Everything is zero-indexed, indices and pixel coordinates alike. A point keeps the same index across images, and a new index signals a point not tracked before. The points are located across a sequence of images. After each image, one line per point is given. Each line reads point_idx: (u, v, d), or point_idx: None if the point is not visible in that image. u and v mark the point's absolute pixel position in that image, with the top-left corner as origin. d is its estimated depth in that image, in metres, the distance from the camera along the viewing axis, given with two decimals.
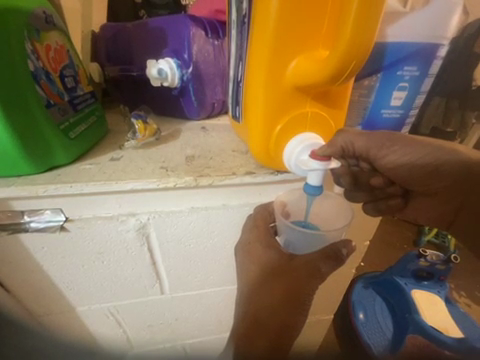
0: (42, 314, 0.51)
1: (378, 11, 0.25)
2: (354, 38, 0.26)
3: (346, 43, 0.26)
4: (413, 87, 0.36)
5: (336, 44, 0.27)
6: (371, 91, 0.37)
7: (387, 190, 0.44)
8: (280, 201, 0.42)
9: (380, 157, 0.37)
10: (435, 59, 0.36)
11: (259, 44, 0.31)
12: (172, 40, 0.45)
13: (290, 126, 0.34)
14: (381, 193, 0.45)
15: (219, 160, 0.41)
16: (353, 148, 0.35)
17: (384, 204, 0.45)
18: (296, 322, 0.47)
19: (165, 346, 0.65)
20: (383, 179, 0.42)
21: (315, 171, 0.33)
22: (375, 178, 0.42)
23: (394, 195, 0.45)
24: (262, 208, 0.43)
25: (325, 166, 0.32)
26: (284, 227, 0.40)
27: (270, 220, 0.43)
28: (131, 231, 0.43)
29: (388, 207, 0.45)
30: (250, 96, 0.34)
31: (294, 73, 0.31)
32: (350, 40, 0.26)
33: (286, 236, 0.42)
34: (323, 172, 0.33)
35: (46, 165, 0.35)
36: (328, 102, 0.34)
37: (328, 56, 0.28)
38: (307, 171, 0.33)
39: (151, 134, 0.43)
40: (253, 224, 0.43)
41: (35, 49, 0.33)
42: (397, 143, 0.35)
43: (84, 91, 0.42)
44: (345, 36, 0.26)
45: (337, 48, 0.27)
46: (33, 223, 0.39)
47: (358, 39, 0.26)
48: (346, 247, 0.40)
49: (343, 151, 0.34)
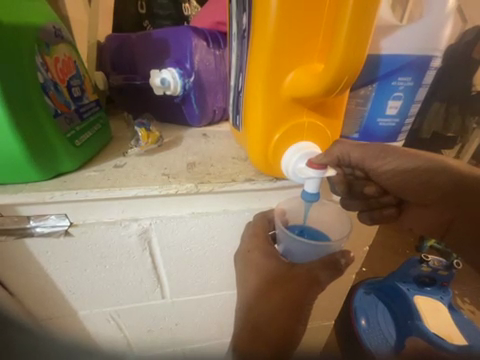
0: (45, 318, 0.52)
1: (369, 29, 0.27)
2: (346, 54, 0.27)
3: (339, 59, 0.28)
4: (408, 96, 0.37)
5: (329, 59, 0.29)
6: (367, 100, 0.38)
7: (381, 199, 0.44)
8: (281, 209, 0.42)
9: (375, 167, 0.38)
10: (429, 70, 0.37)
11: (258, 58, 0.32)
12: (175, 50, 0.47)
13: (288, 134, 0.35)
14: (376, 202, 0.45)
15: (220, 166, 0.42)
16: (348, 158, 0.37)
17: (378, 213, 0.46)
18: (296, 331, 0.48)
19: (165, 351, 0.65)
20: (374, 187, 0.43)
21: (312, 179, 0.34)
22: (368, 187, 0.43)
23: (388, 205, 0.45)
24: (262, 215, 0.44)
25: (321, 175, 0.33)
26: (284, 236, 0.41)
27: (269, 228, 0.44)
28: (133, 236, 0.44)
29: (382, 216, 0.46)
30: (249, 106, 0.35)
31: (291, 85, 0.32)
32: (343, 54, 0.27)
33: (285, 244, 0.42)
34: (320, 180, 0.34)
35: (52, 171, 0.37)
36: (325, 112, 0.35)
37: (323, 70, 0.29)
38: (304, 179, 0.34)
39: (153, 141, 0.44)
40: (252, 232, 0.44)
41: (45, 62, 0.35)
42: (391, 155, 0.36)
43: (89, 100, 0.43)
44: (338, 52, 0.28)
45: (331, 63, 0.28)
46: (38, 228, 0.40)
47: (351, 55, 0.27)
48: (345, 257, 0.41)
49: (338, 160, 0.36)
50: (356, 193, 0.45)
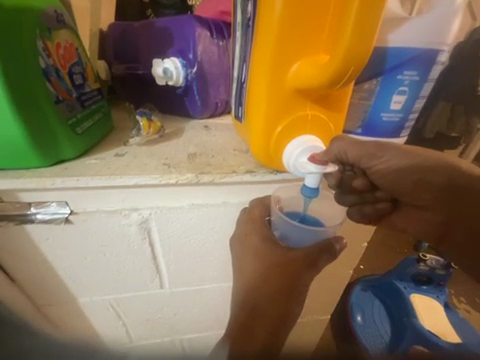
0: (45, 305, 0.53)
1: (377, 19, 0.26)
2: (353, 44, 0.27)
3: (345, 49, 0.27)
4: (413, 91, 0.37)
5: (335, 50, 0.28)
6: (371, 94, 0.38)
7: (376, 194, 0.44)
8: (277, 196, 0.42)
9: (371, 165, 0.38)
10: (435, 64, 0.36)
11: (263, 48, 0.31)
12: (179, 40, 0.47)
13: (291, 127, 0.34)
14: (370, 196, 0.44)
15: (221, 158, 0.42)
16: (347, 157, 0.36)
17: (371, 207, 0.45)
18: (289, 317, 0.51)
19: (163, 340, 0.66)
20: (364, 181, 0.41)
21: (312, 174, 0.33)
22: (358, 181, 0.42)
23: (382, 200, 0.44)
24: (258, 201, 0.43)
25: (322, 170, 0.33)
26: (282, 222, 0.41)
27: (265, 214, 0.43)
28: (133, 226, 0.44)
29: (376, 211, 0.45)
30: (252, 98, 0.35)
31: (295, 77, 0.31)
32: (350, 45, 0.27)
33: (283, 230, 0.42)
34: (320, 176, 0.34)
35: (53, 158, 0.37)
36: (329, 105, 0.35)
37: (328, 61, 0.29)
38: (306, 174, 0.34)
39: (154, 131, 0.44)
40: (249, 216, 0.44)
41: (46, 47, 0.35)
42: (388, 152, 0.36)
43: (91, 88, 0.42)
44: (344, 42, 0.27)
45: (336, 54, 0.28)
46: (39, 215, 0.40)
47: (358, 45, 0.27)
48: (339, 243, 0.43)
49: (337, 159, 0.35)
50: (347, 189, 0.44)
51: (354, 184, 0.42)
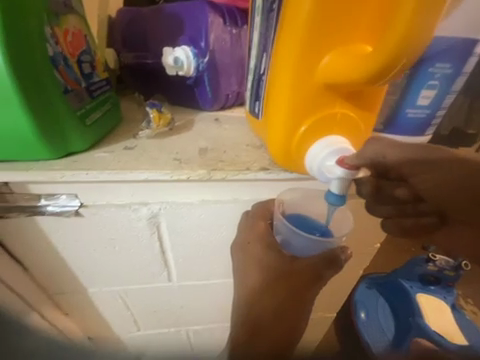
0: (56, 293, 0.54)
1: (431, 10, 0.24)
2: (402, 37, 0.25)
3: (394, 43, 0.25)
4: (444, 85, 0.34)
5: (382, 43, 0.26)
6: (396, 89, 0.35)
7: (419, 207, 0.41)
8: (281, 201, 0.41)
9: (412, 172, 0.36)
10: (471, 56, 0.33)
11: (292, 36, 0.29)
12: (190, 27, 0.45)
13: (317, 126, 0.32)
14: (411, 208, 0.41)
15: (233, 154, 0.40)
16: (384, 159, 0.35)
17: (413, 220, 0.43)
18: (294, 310, 0.54)
19: (169, 331, 0.67)
20: (408, 192, 0.39)
21: (336, 179, 0.32)
22: (399, 190, 0.39)
23: (426, 213, 0.41)
24: (262, 205, 0.43)
25: (348, 175, 0.31)
26: (285, 228, 0.41)
27: (268, 217, 0.43)
28: (142, 220, 0.43)
29: (417, 224, 0.43)
30: (274, 92, 0.32)
31: (327, 70, 0.29)
32: (396, 38, 0.25)
33: (286, 237, 0.42)
34: (347, 181, 0.32)
35: (62, 150, 0.36)
36: (359, 102, 0.32)
37: (369, 55, 0.27)
38: (330, 179, 0.32)
39: (165, 124, 0.43)
40: (251, 222, 0.43)
41: (54, 33, 0.33)
42: (434, 160, 0.36)
43: (100, 78, 0.40)
44: (393, 35, 0.25)
45: (382, 48, 0.26)
46: (49, 207, 0.40)
47: (407, 37, 0.25)
48: (344, 253, 0.43)
49: (371, 162, 0.34)
50: (386, 197, 0.41)
51: (394, 193, 0.39)
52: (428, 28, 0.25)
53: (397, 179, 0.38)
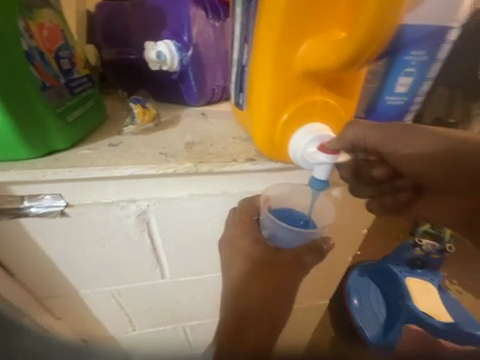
0: (46, 297, 0.53)
1: None
2: (372, 22, 0.26)
3: (365, 27, 0.26)
4: (420, 72, 0.35)
5: (354, 28, 0.27)
6: (376, 77, 0.36)
7: (395, 183, 0.43)
8: (266, 196, 0.42)
9: (394, 151, 0.37)
10: (444, 44, 0.34)
11: (270, 25, 0.29)
12: (172, 20, 0.44)
13: (298, 114, 0.33)
14: (389, 186, 0.44)
15: (220, 146, 0.40)
16: (365, 142, 0.35)
17: (392, 197, 0.45)
18: (280, 302, 0.55)
19: (166, 328, 0.67)
20: (385, 170, 0.41)
21: (322, 165, 0.33)
22: (376, 169, 0.41)
23: (403, 189, 0.44)
24: (247, 201, 0.44)
25: (332, 160, 0.32)
26: (271, 222, 0.42)
27: (254, 213, 0.44)
28: (131, 218, 0.43)
29: (396, 201, 0.45)
30: (256, 82, 0.33)
31: (305, 58, 0.30)
32: (367, 23, 0.26)
33: (272, 231, 0.43)
34: (330, 166, 0.33)
35: (44, 148, 0.35)
36: (338, 90, 0.33)
37: (343, 41, 0.28)
38: (314, 164, 0.33)
39: (150, 119, 0.42)
40: (238, 218, 0.44)
41: (28, 27, 0.33)
42: (410, 135, 0.36)
43: (81, 74, 0.39)
44: (363, 20, 0.26)
45: (354, 33, 0.27)
46: (33, 208, 0.39)
47: (378, 22, 0.26)
48: (327, 243, 0.45)
49: (353, 145, 0.34)
50: (366, 178, 0.44)
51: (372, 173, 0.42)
52: (396, 12, 0.26)
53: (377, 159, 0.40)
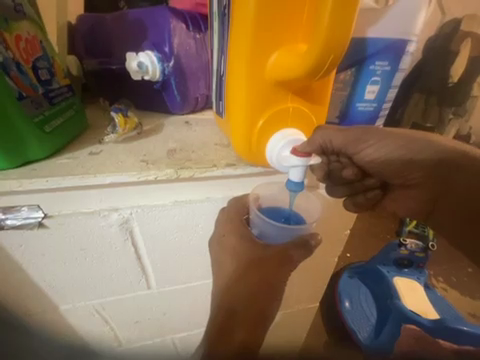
0: (23, 315, 0.50)
1: (352, 9, 0.27)
2: (329, 33, 0.27)
3: (322, 39, 0.28)
4: (385, 81, 0.38)
5: (313, 40, 0.29)
6: (346, 85, 0.39)
7: (365, 182, 0.46)
8: (255, 194, 0.42)
9: (357, 150, 0.39)
10: (405, 55, 0.37)
11: (240, 38, 0.31)
12: (153, 32, 0.45)
13: (273, 120, 0.34)
14: (359, 185, 0.46)
15: (202, 153, 0.41)
16: (332, 145, 0.37)
17: (363, 197, 0.47)
18: (266, 303, 0.56)
19: (154, 342, 0.64)
20: (354, 171, 0.43)
21: (297, 167, 0.34)
22: (346, 170, 0.43)
23: (372, 187, 0.47)
24: (236, 201, 0.44)
25: (305, 162, 0.34)
26: (258, 220, 0.41)
27: (243, 213, 0.45)
28: (114, 227, 0.42)
29: (367, 199, 0.48)
30: (231, 91, 0.35)
31: (274, 68, 0.32)
32: (325, 35, 0.28)
33: (261, 228, 0.42)
34: (305, 168, 0.34)
35: (20, 158, 0.35)
36: (310, 97, 0.35)
37: (306, 51, 0.30)
38: (289, 167, 0.34)
39: (131, 128, 0.42)
40: (227, 216, 0.45)
41: (3, 38, 0.32)
42: (374, 137, 0.38)
43: (60, 84, 0.40)
44: (321, 32, 0.28)
45: (314, 44, 0.29)
46: (9, 220, 0.38)
47: (334, 34, 0.28)
48: (314, 238, 0.43)
49: (321, 148, 0.36)
50: (337, 179, 0.46)
51: (343, 174, 0.44)
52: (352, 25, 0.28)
53: (346, 161, 0.42)
